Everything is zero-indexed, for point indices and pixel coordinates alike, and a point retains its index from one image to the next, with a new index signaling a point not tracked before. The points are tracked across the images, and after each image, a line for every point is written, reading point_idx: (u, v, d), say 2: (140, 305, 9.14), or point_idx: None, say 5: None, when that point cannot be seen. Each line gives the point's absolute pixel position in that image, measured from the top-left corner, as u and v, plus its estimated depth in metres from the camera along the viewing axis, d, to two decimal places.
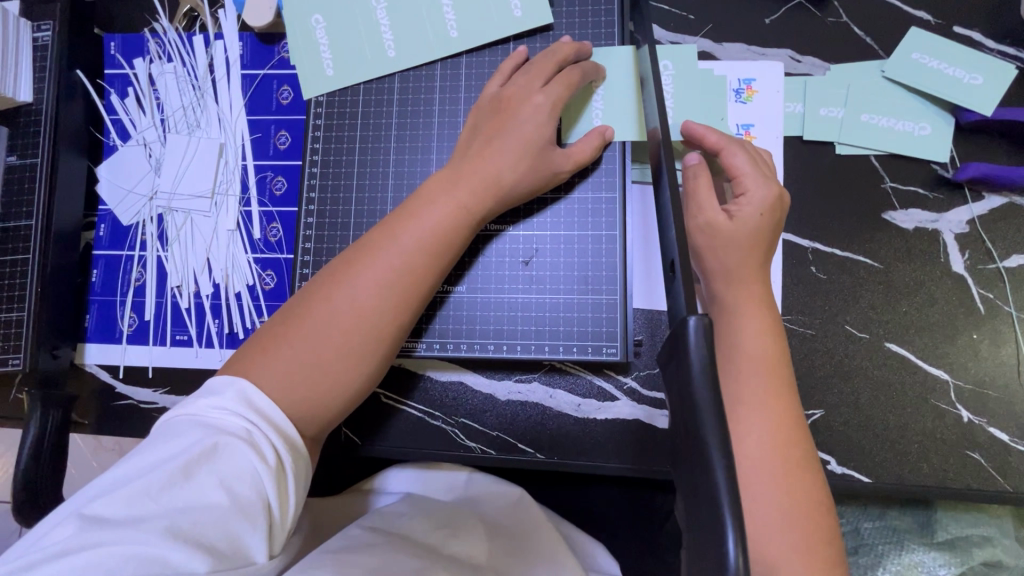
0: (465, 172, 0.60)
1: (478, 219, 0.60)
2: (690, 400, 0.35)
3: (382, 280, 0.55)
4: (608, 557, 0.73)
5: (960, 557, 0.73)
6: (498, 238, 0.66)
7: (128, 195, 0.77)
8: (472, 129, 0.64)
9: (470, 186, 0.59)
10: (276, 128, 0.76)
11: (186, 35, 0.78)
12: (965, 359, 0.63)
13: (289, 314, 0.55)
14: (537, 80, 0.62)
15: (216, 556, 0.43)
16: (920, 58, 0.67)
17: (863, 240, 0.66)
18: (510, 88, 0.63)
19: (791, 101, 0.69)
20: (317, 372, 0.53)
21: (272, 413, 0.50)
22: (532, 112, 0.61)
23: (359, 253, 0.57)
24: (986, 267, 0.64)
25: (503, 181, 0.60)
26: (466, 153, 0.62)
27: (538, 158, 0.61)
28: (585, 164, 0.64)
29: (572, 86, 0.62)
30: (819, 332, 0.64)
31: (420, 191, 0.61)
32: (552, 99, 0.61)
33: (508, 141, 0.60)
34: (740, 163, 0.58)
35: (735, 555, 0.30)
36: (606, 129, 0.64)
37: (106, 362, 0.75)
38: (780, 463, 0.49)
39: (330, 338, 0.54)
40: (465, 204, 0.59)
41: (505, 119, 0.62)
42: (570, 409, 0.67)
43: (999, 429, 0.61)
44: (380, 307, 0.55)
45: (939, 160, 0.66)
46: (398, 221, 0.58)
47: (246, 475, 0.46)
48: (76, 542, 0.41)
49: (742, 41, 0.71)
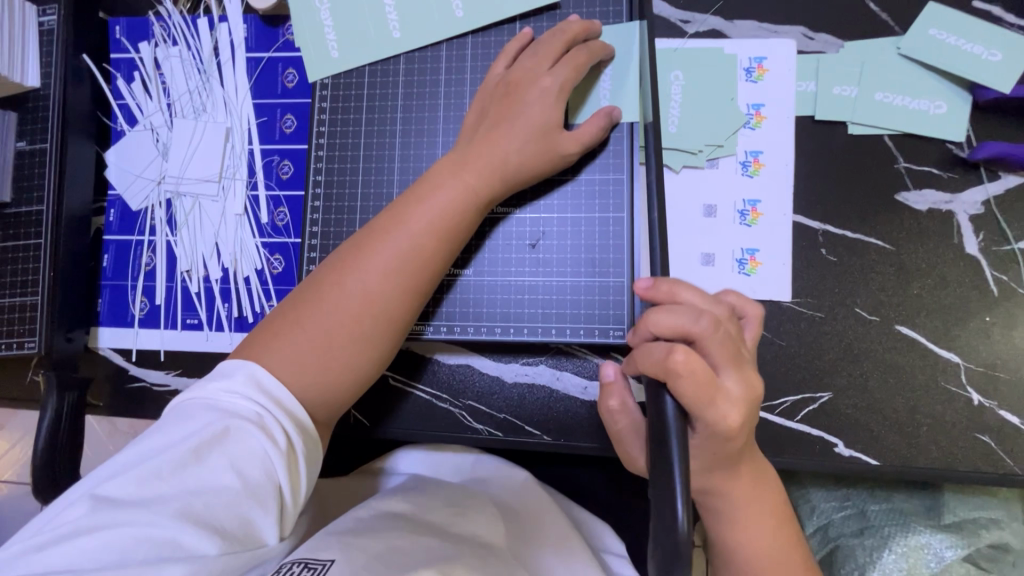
0: (472, 156, 0.59)
1: (486, 203, 0.60)
2: (660, 413, 0.43)
3: (391, 266, 0.56)
4: (613, 535, 0.74)
5: (967, 539, 0.72)
6: (504, 221, 0.66)
7: (136, 180, 0.77)
8: (479, 112, 0.63)
9: (477, 170, 0.59)
10: (281, 111, 0.76)
11: (190, 18, 0.77)
12: (977, 342, 0.62)
13: (298, 300, 0.56)
14: (545, 62, 0.62)
15: (228, 538, 0.43)
16: (937, 34, 0.66)
17: (875, 222, 0.65)
18: (520, 70, 0.62)
19: (803, 80, 0.68)
20: (329, 355, 0.54)
21: (282, 396, 0.51)
22: (540, 94, 0.61)
23: (367, 240, 0.57)
24: (1001, 249, 0.63)
25: (511, 164, 0.60)
26: (473, 138, 0.61)
27: (546, 140, 0.60)
28: (594, 145, 0.63)
29: (580, 68, 0.61)
30: (829, 315, 0.64)
31: (427, 175, 0.60)
32: (560, 82, 0.61)
33: (516, 125, 0.60)
34: (687, 297, 0.48)
35: (683, 519, 0.37)
36: (613, 109, 0.63)
37: (118, 345, 0.76)
38: (770, 509, 0.54)
39: (341, 321, 0.54)
40: (473, 190, 0.59)
41: (513, 102, 0.61)
42: (577, 392, 0.67)
43: (1010, 412, 0.61)
44: (390, 291, 0.56)
45: (955, 139, 0.65)
46: (407, 206, 0.58)
47: (257, 457, 0.46)
48: (89, 523, 0.41)
49: (754, 17, 0.69)
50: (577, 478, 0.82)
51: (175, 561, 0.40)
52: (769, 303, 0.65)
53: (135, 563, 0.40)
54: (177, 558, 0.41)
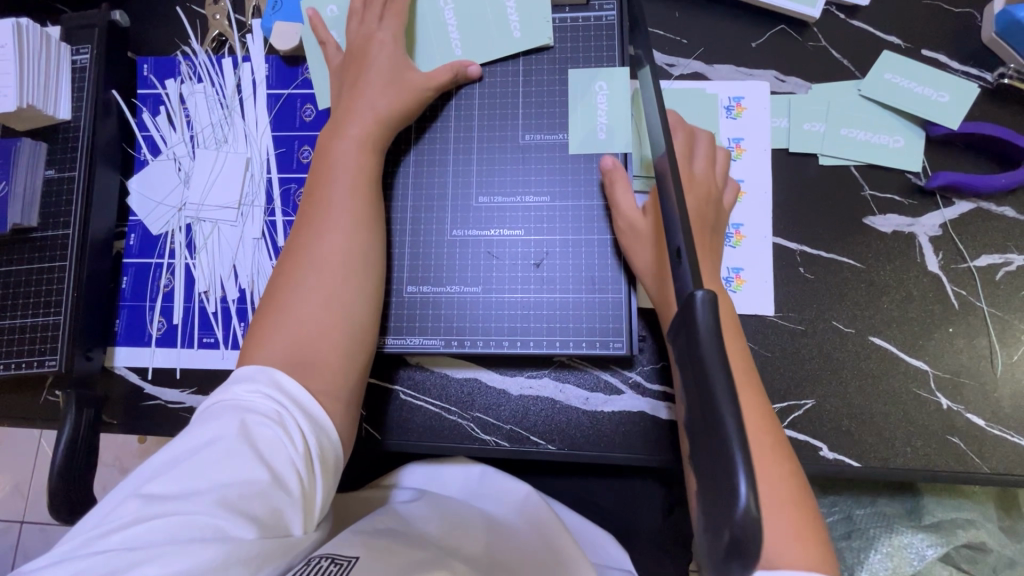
0: (350, 119, 0.67)
1: (381, 146, 0.68)
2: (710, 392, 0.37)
3: (331, 227, 0.63)
4: (616, 547, 0.77)
5: (946, 538, 0.77)
6: (427, 184, 0.74)
7: (158, 207, 0.81)
8: (339, 82, 0.71)
9: (363, 124, 0.67)
10: (299, 143, 0.81)
11: (215, 58, 0.83)
12: (941, 350, 0.68)
13: (268, 303, 0.60)
14: (371, 19, 0.71)
15: (260, 525, 0.46)
16: (892, 78, 0.74)
17: (847, 243, 0.72)
18: (356, 38, 0.70)
19: (777, 117, 0.75)
20: (308, 325, 0.58)
21: (297, 394, 0.54)
22: (381, 47, 0.69)
23: (306, 222, 0.64)
24: (958, 267, 0.70)
25: (383, 111, 0.68)
26: (343, 100, 0.69)
27: (405, 81, 0.69)
28: (449, 85, 0.73)
29: (403, 15, 0.71)
30: (809, 328, 0.70)
31: (325, 145, 0.67)
32: (391, 32, 0.70)
33: (374, 79, 0.68)
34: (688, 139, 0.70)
35: (746, 495, 0.33)
36: (465, 61, 0.73)
37: (134, 364, 0.78)
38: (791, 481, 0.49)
39: (311, 294, 0.60)
40: (366, 139, 0.67)
41: (362, 63, 0.69)
42: (579, 403, 0.71)
43: (975, 414, 0.66)
44: (339, 248, 0.62)
45: (913, 170, 0.73)
46: (322, 179, 0.65)
47: (281, 448, 0.49)
48: (135, 515, 0.44)
49: (731, 62, 0.77)
50: (579, 492, 0.85)
51: (214, 543, 0.42)
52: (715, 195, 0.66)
53: (176, 544, 0.42)
54: (216, 540, 0.43)
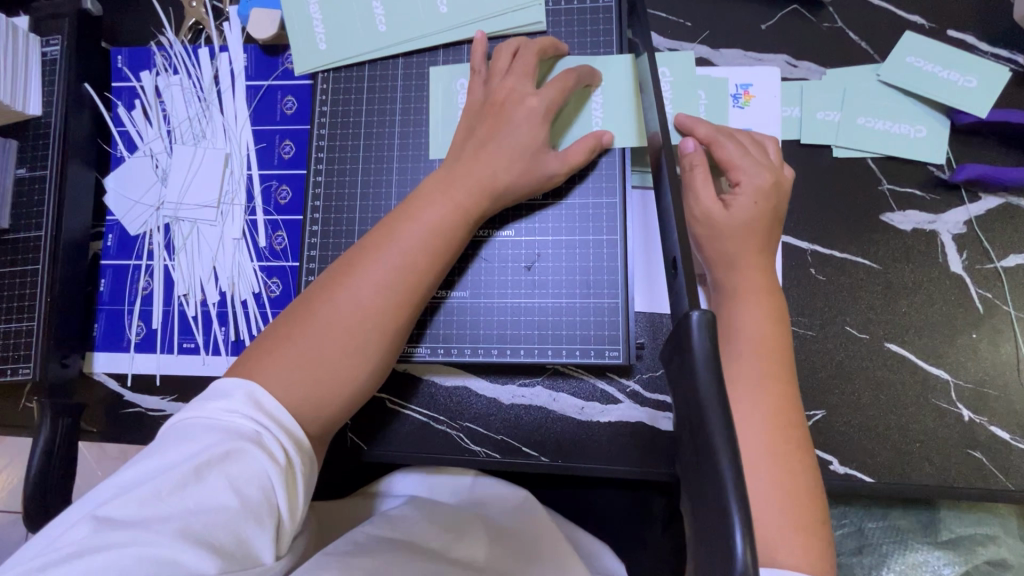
0: (459, 172, 0.60)
1: (475, 219, 0.60)
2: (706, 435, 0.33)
3: (383, 281, 0.55)
4: (613, 558, 0.73)
5: (963, 555, 0.74)
6: (488, 243, 0.67)
7: (135, 206, 0.78)
8: (466, 131, 0.64)
9: (467, 185, 0.59)
10: (280, 137, 0.77)
11: (191, 48, 0.79)
12: (964, 358, 0.63)
13: (291, 320, 0.54)
14: (528, 82, 0.63)
15: (226, 557, 0.42)
16: (915, 62, 0.68)
17: (862, 241, 0.67)
18: (501, 90, 0.63)
19: (788, 105, 0.70)
20: (323, 369, 0.53)
21: (283, 417, 0.50)
22: (526, 114, 0.62)
23: (362, 253, 0.56)
24: (984, 267, 0.65)
25: (498, 181, 0.60)
26: (462, 153, 0.62)
27: (534, 162, 0.62)
28: (581, 166, 0.65)
29: (566, 89, 0.63)
30: (820, 333, 0.65)
31: (417, 190, 0.60)
32: (546, 102, 0.62)
33: (503, 142, 0.61)
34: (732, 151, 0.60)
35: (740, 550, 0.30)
36: (604, 134, 0.65)
37: (113, 370, 0.76)
38: (788, 496, 0.48)
39: (337, 337, 0.53)
40: (464, 203, 0.59)
41: (499, 120, 0.62)
42: (574, 413, 0.67)
43: (1000, 427, 0.62)
44: (381, 306, 0.55)
45: (936, 162, 0.67)
46: (397, 220, 0.58)
47: (256, 478, 0.45)
48: (90, 541, 0.41)
49: (739, 46, 0.72)
50: (576, 500, 0.82)
51: None
52: (771, 223, 0.58)
53: None
54: None
